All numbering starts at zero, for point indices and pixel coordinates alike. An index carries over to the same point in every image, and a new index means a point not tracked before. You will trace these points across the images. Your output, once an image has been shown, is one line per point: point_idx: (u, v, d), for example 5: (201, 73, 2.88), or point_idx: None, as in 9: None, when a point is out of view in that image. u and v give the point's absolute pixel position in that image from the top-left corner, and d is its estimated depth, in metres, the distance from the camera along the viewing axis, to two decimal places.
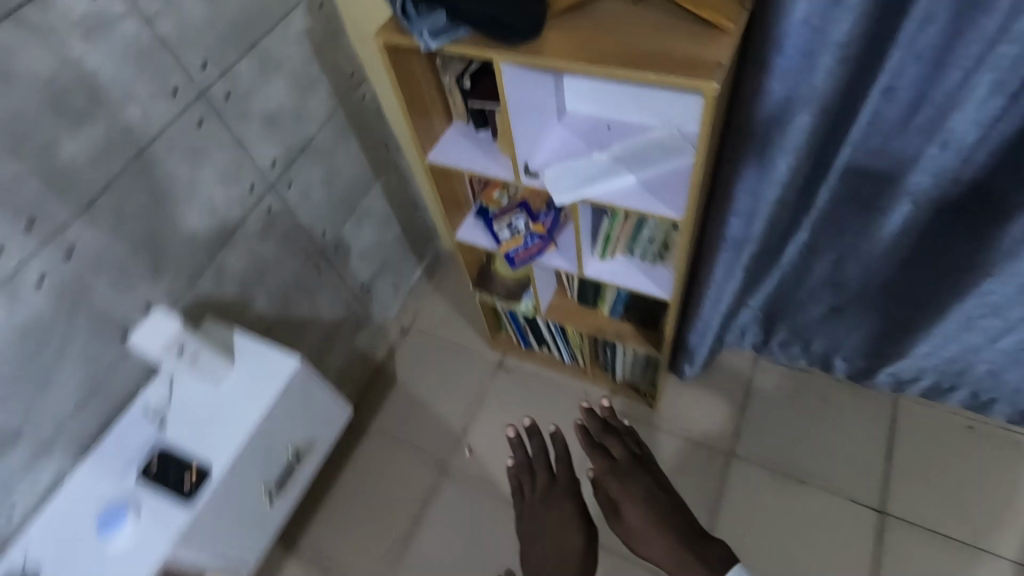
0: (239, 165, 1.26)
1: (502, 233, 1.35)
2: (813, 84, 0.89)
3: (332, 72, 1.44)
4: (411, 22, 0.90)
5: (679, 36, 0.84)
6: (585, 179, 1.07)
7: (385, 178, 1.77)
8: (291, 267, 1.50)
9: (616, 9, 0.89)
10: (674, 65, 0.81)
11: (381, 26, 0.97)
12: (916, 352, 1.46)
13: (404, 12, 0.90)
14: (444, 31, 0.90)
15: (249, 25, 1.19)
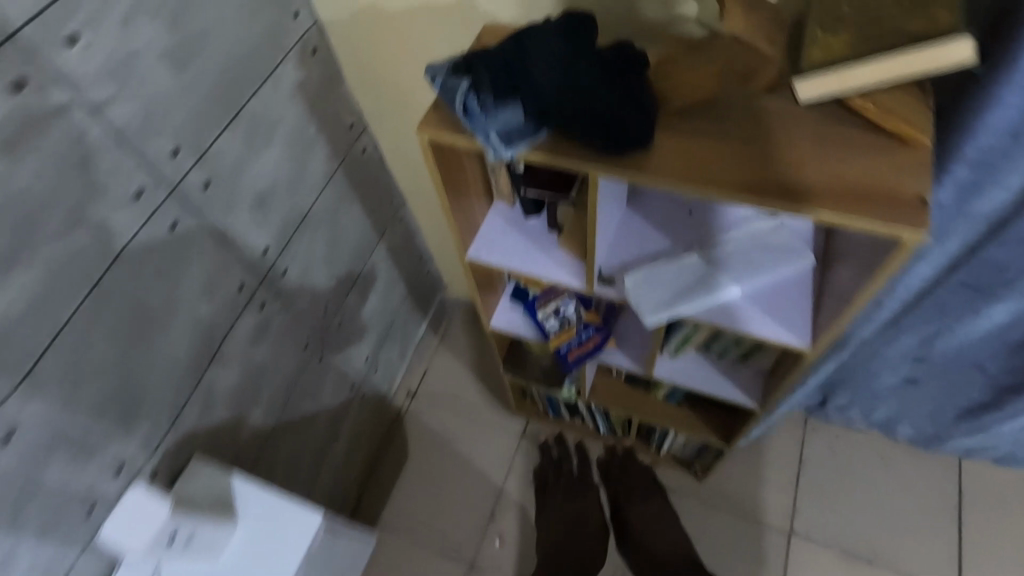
0: (225, 264, 1.00)
1: (551, 324, 1.12)
2: (1020, 166, 0.76)
3: (329, 128, 1.18)
4: (476, 124, 0.66)
5: (848, 149, 0.62)
6: (678, 293, 0.86)
7: (389, 235, 1.52)
8: (289, 363, 1.25)
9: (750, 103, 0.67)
10: (856, 199, 0.59)
11: (425, 117, 0.73)
12: (999, 427, 1.32)
13: (466, 109, 0.67)
14: (522, 135, 0.67)
15: (230, 92, 0.92)
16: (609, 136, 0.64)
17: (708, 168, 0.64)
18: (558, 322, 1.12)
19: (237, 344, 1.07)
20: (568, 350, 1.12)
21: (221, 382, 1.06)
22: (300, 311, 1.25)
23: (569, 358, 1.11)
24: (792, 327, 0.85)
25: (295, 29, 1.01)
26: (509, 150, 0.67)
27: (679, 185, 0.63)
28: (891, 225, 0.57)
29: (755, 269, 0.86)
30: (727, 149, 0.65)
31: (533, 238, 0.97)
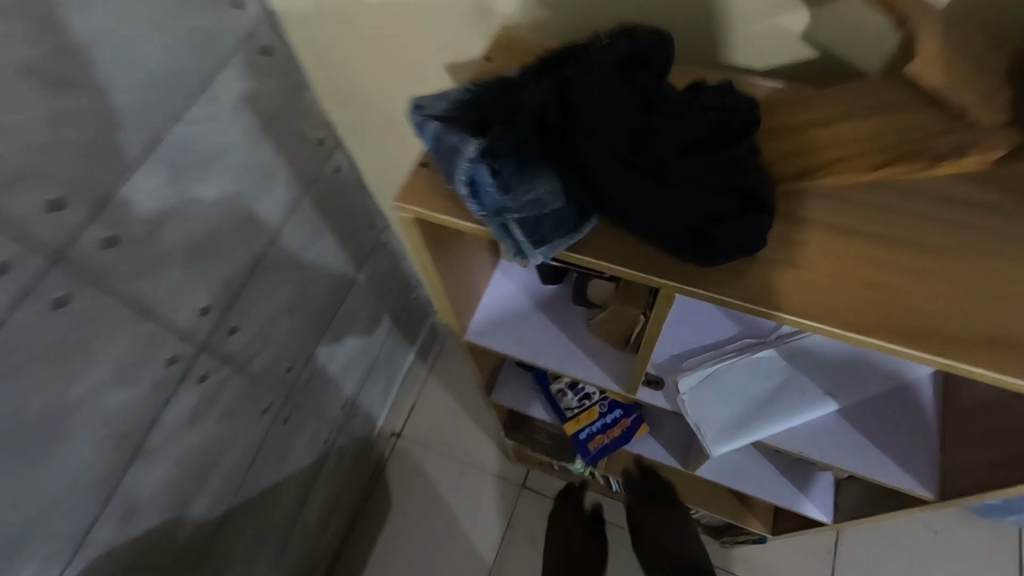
0: (146, 338, 0.76)
1: (567, 403, 0.92)
2: None
3: (291, 148, 0.93)
4: (492, 212, 0.45)
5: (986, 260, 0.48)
6: (749, 409, 0.67)
7: (371, 264, 1.28)
8: (246, 433, 1.03)
9: (847, 195, 0.52)
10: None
11: (405, 185, 0.51)
12: None
13: (472, 185, 0.45)
14: (560, 230, 0.46)
15: (141, 115, 0.67)
16: (699, 239, 0.43)
17: (850, 296, 0.47)
18: (577, 401, 0.92)
19: (170, 430, 0.85)
20: (587, 438, 0.91)
21: (147, 483, 0.83)
22: (256, 373, 1.01)
23: (587, 447, 0.90)
24: (906, 463, 0.68)
25: (236, 25, 0.76)
26: (541, 252, 0.46)
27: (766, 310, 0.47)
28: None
29: (853, 378, 0.67)
30: (873, 266, 0.48)
31: (554, 318, 0.76)
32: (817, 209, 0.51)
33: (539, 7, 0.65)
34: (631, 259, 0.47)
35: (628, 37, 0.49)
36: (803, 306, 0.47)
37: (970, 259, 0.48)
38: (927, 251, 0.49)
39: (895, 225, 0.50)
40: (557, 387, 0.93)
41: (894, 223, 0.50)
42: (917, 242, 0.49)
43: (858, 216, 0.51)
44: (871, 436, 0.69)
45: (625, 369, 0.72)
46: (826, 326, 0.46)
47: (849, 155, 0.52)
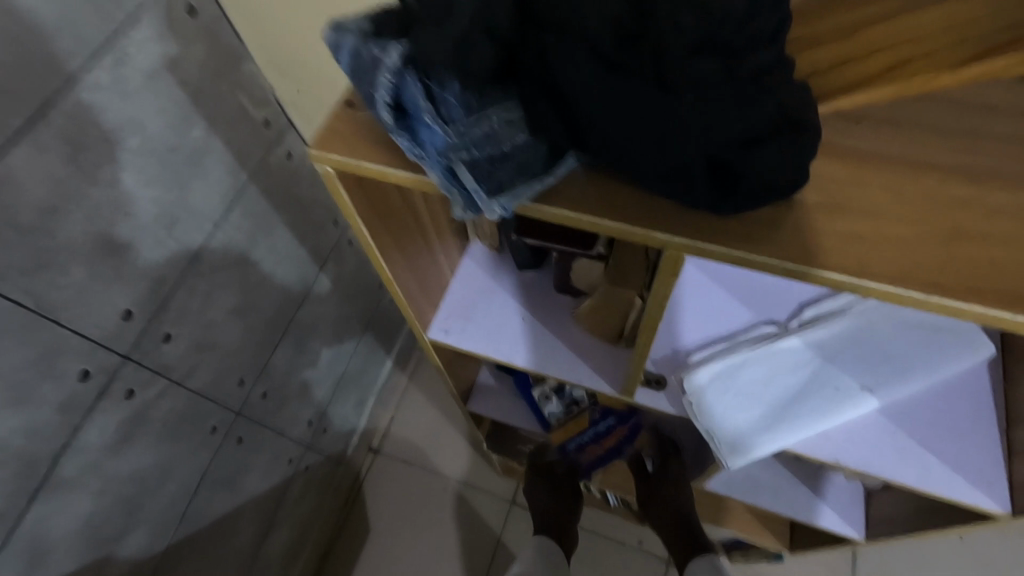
0: (46, 349, 0.64)
1: (551, 411, 0.82)
2: None
3: (230, 129, 0.81)
4: (437, 153, 0.37)
5: None
6: (771, 413, 0.56)
7: (336, 264, 1.15)
8: (190, 458, 0.90)
9: (900, 118, 0.40)
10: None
11: (327, 130, 0.40)
12: None
13: (404, 111, 0.36)
14: (525, 173, 0.38)
15: (22, 77, 0.56)
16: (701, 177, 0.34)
17: (914, 249, 0.36)
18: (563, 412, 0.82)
19: (86, 458, 0.72)
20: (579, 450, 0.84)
21: (59, 520, 0.70)
22: (199, 388, 0.88)
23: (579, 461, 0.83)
24: (958, 468, 0.58)
25: None
26: (501, 203, 0.38)
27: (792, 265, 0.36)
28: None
29: (895, 369, 0.56)
30: (939, 207, 0.37)
31: (534, 309, 0.64)
32: (851, 140, 0.39)
33: None
34: (618, 204, 0.38)
35: None
36: (849, 261, 0.36)
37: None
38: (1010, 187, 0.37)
39: (962, 156, 0.38)
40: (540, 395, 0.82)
41: (962, 154, 0.38)
42: (995, 174, 0.37)
43: (912, 148, 0.39)
44: (915, 438, 0.60)
45: (619, 367, 0.61)
46: (884, 285, 0.35)
47: (913, 52, 0.36)
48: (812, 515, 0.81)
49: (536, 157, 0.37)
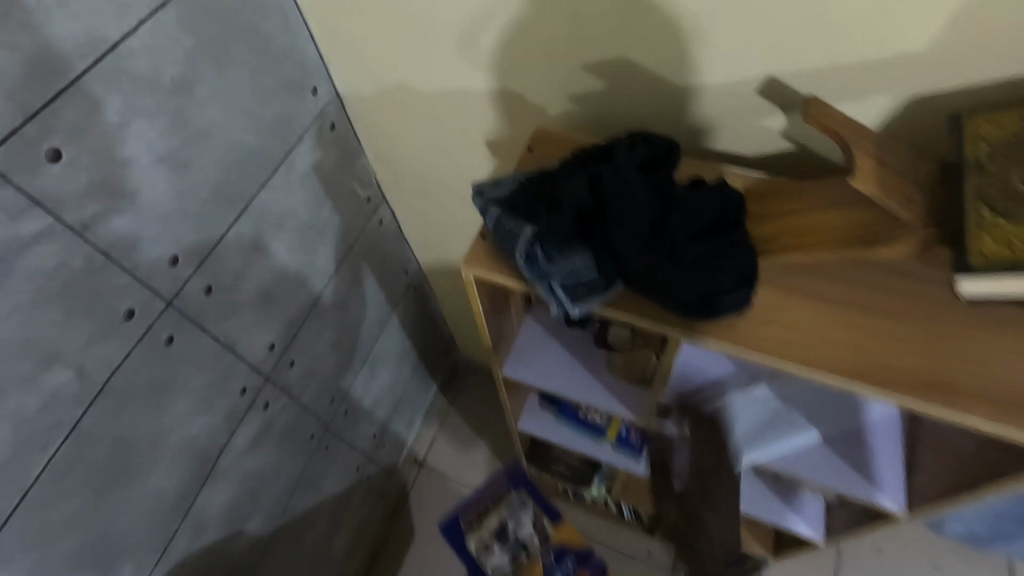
0: (223, 372, 0.88)
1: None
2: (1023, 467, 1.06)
3: (344, 206, 1.06)
4: (539, 278, 0.62)
5: (951, 319, 0.57)
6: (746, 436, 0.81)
7: (401, 306, 1.39)
8: (292, 463, 1.13)
9: (838, 264, 0.62)
10: (994, 404, 0.53)
11: (474, 253, 0.66)
12: None
13: (528, 256, 0.62)
14: (591, 292, 0.61)
15: (236, 186, 0.81)
16: (695, 303, 0.58)
17: (819, 347, 0.58)
18: (516, 560, 1.03)
19: (233, 456, 0.95)
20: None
21: (216, 500, 0.94)
22: (303, 405, 1.11)
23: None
24: (884, 487, 0.78)
25: (311, 108, 0.90)
26: (580, 309, 0.61)
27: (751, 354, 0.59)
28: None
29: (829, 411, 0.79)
30: (838, 322, 0.59)
31: (579, 357, 0.88)
32: (787, 279, 0.62)
33: (566, 102, 0.79)
34: (650, 313, 0.62)
35: (646, 142, 0.64)
36: (778, 352, 0.59)
37: (925, 320, 0.58)
38: (882, 313, 0.59)
39: (856, 294, 0.60)
40: (480, 550, 1.04)
41: (871, 290, 0.60)
42: (874, 303, 0.59)
43: (826, 284, 0.61)
44: (857, 464, 0.80)
45: (641, 404, 0.83)
46: (799, 369, 0.58)
47: (813, 236, 0.61)
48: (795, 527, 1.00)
49: (602, 283, 0.61)
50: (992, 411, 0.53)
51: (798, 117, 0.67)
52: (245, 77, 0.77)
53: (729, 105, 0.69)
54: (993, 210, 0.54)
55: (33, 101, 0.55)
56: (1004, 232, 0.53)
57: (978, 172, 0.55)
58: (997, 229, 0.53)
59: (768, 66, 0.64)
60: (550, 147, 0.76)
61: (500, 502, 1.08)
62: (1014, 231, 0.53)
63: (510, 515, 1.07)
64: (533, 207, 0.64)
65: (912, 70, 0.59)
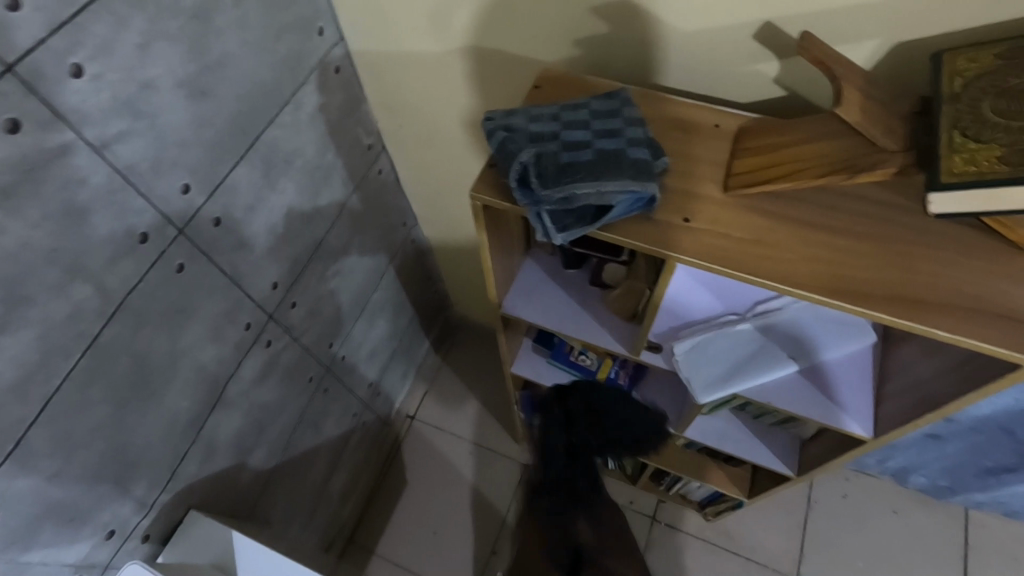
0: (233, 305, 0.90)
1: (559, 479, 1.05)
2: (973, 413, 1.14)
3: (348, 151, 1.07)
4: (531, 202, 0.65)
5: (920, 245, 0.62)
6: (734, 366, 0.84)
7: (400, 258, 1.41)
8: (293, 401, 1.15)
9: (821, 200, 0.66)
10: (951, 312, 0.59)
11: (481, 179, 0.70)
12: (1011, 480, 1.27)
13: (524, 179, 0.65)
14: (577, 222, 0.66)
15: (247, 120, 0.82)
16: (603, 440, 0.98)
17: (797, 266, 0.63)
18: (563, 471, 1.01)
19: (239, 388, 0.98)
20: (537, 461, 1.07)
21: (223, 430, 0.97)
22: (307, 345, 1.14)
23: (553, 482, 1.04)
24: (853, 413, 0.84)
25: (320, 48, 0.91)
26: (563, 236, 0.66)
27: (737, 271, 0.63)
28: (1000, 346, 0.57)
29: (805, 340, 0.84)
30: (816, 243, 0.64)
31: (575, 296, 0.93)
32: (765, 207, 0.67)
33: (573, 46, 0.82)
34: (638, 239, 0.66)
35: (625, 99, 0.71)
36: (763, 272, 0.63)
37: (896, 239, 0.63)
38: (854, 235, 0.64)
39: (830, 218, 0.65)
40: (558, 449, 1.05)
41: (847, 220, 0.65)
42: (849, 227, 0.64)
43: (805, 210, 0.66)
44: (828, 392, 0.86)
45: (633, 338, 0.88)
46: (779, 284, 0.62)
47: (798, 165, 0.65)
48: (777, 464, 1.04)
49: (589, 217, 0.66)
50: (948, 318, 0.58)
51: (791, 61, 0.71)
52: (259, 9, 0.78)
53: (729, 48, 0.73)
54: (964, 134, 0.58)
55: (61, 13, 0.57)
56: (972, 151, 0.57)
57: (951, 101, 0.59)
58: (966, 149, 0.57)
59: (767, 11, 0.68)
60: (557, 86, 0.79)
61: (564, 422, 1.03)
62: (982, 151, 0.57)
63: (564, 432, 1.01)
64: (538, 137, 0.67)
65: (904, 16, 0.63)
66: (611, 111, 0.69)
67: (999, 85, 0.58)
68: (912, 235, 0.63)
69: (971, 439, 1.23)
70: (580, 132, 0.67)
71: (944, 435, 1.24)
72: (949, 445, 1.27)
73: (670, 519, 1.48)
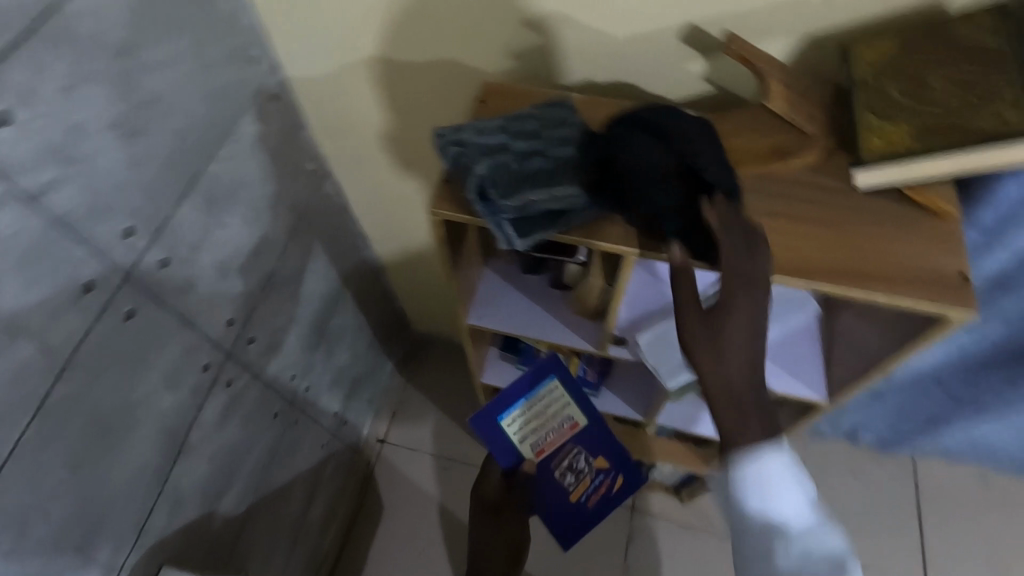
0: (187, 347, 0.87)
1: (568, 482, 1.04)
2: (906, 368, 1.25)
3: (291, 180, 1.06)
4: (491, 213, 0.66)
5: (855, 220, 0.67)
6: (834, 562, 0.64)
7: (355, 281, 1.40)
8: (259, 439, 1.11)
9: (764, 186, 0.71)
10: (892, 279, 0.64)
11: (438, 196, 0.71)
12: (946, 424, 1.38)
13: (481, 190, 0.66)
14: (537, 227, 0.67)
15: (185, 155, 0.80)
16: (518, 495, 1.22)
17: None
18: (574, 477, 1.05)
19: (202, 433, 0.94)
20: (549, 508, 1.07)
21: (188, 478, 0.93)
22: (268, 380, 1.11)
23: (586, 507, 1.06)
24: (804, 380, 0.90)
25: (253, 78, 0.90)
26: (525, 242, 0.67)
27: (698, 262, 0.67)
28: (935, 305, 0.62)
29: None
30: (763, 227, 0.68)
31: (537, 300, 0.95)
32: None
33: (510, 59, 0.84)
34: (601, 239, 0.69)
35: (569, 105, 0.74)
36: None
37: (834, 216, 0.68)
38: (801, 217, 0.68)
39: (783, 202, 0.69)
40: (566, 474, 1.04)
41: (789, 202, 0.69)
42: (797, 210, 0.68)
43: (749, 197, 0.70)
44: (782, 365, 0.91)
45: (597, 334, 0.91)
46: None
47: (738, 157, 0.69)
48: None
49: (549, 222, 0.67)
50: (889, 286, 0.64)
51: (714, 60, 0.76)
52: (188, 42, 0.76)
53: (657, 51, 0.77)
54: (868, 119, 0.67)
55: None
56: (875, 136, 0.67)
57: (862, 88, 0.66)
58: (870, 132, 0.66)
59: (688, 14, 0.72)
60: (501, 98, 0.81)
61: (561, 454, 1.03)
62: (884, 133, 0.66)
63: (569, 462, 1.04)
64: (490, 149, 0.69)
65: (810, 13, 0.69)
66: (557, 117, 0.72)
67: (901, 70, 0.64)
68: (846, 212, 0.68)
69: (909, 392, 1.33)
70: (535, 140, 0.69)
71: (886, 390, 1.34)
72: (890, 401, 1.37)
73: (647, 507, 1.53)
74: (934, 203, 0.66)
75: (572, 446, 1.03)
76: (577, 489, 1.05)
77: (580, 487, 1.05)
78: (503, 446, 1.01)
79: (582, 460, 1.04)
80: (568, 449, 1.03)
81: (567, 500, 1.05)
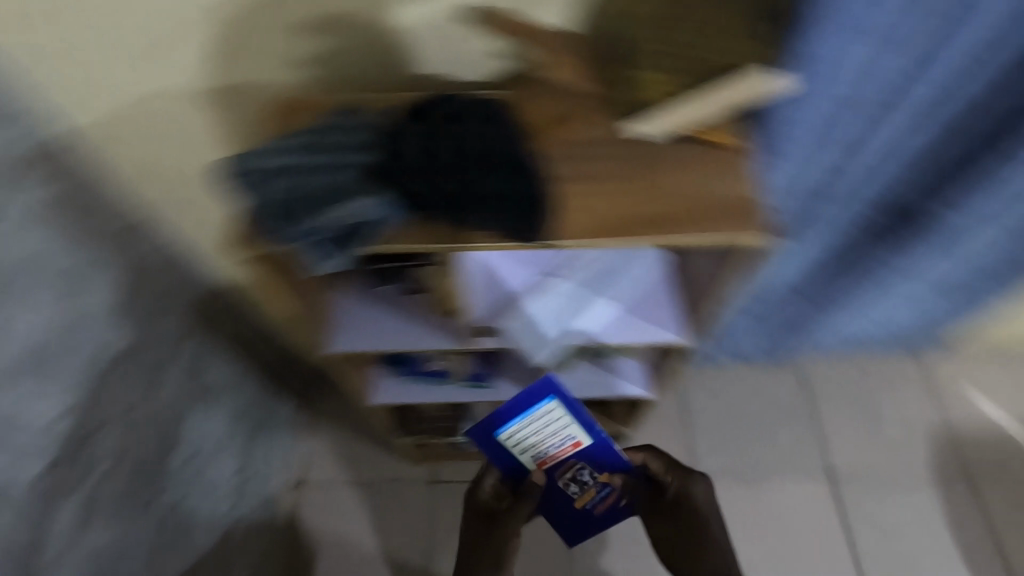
0: (8, 461, 0.75)
1: (573, 490, 1.07)
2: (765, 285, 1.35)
3: (107, 236, 0.92)
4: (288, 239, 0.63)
5: (656, 169, 0.69)
6: None
7: (221, 329, 1.28)
8: (138, 530, 1.00)
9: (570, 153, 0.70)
10: (697, 220, 0.67)
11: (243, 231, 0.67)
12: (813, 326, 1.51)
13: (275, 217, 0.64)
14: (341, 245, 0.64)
15: None
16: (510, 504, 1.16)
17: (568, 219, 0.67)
18: (578, 489, 1.07)
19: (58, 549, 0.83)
20: (558, 509, 1.12)
21: None
22: (133, 465, 0.99)
23: (592, 511, 1.11)
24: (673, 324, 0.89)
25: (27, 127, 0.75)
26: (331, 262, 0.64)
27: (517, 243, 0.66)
28: (739, 236, 0.66)
29: (613, 279, 0.87)
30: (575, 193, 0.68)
31: (396, 310, 0.91)
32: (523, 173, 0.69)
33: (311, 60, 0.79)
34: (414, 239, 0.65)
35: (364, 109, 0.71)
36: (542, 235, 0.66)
37: (638, 168, 0.69)
38: (608, 177, 0.69)
39: (591, 165, 0.69)
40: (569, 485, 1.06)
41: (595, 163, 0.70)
42: (603, 169, 0.69)
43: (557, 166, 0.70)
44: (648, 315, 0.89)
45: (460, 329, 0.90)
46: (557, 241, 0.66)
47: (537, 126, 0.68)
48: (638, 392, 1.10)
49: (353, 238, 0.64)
50: (696, 227, 0.66)
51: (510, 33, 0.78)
52: None
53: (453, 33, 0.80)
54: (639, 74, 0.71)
55: None
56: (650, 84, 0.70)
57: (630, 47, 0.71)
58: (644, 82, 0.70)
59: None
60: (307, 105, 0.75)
61: (565, 468, 1.03)
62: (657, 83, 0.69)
63: (571, 475, 1.05)
64: (282, 171, 0.66)
65: None
66: (350, 123, 0.69)
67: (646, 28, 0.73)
68: (647, 163, 0.70)
69: (775, 306, 1.44)
70: (329, 153, 0.66)
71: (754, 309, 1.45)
72: (761, 317, 1.48)
73: None
74: (722, 139, 0.70)
75: (576, 463, 1.03)
76: (582, 496, 1.09)
77: (586, 494, 1.08)
78: (501, 456, 1.03)
79: (586, 475, 1.05)
80: (569, 465, 1.03)
81: (571, 504, 1.09)
